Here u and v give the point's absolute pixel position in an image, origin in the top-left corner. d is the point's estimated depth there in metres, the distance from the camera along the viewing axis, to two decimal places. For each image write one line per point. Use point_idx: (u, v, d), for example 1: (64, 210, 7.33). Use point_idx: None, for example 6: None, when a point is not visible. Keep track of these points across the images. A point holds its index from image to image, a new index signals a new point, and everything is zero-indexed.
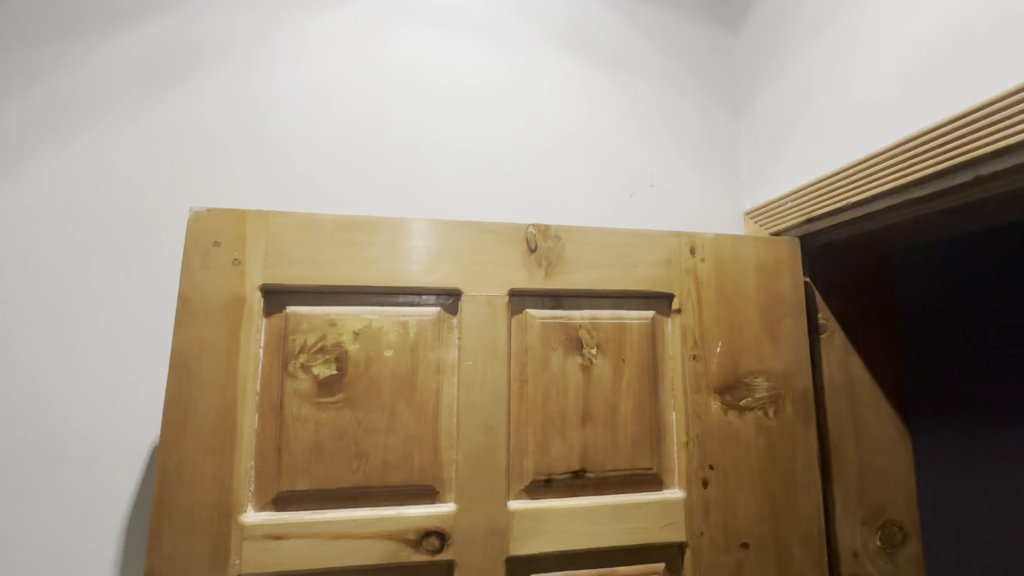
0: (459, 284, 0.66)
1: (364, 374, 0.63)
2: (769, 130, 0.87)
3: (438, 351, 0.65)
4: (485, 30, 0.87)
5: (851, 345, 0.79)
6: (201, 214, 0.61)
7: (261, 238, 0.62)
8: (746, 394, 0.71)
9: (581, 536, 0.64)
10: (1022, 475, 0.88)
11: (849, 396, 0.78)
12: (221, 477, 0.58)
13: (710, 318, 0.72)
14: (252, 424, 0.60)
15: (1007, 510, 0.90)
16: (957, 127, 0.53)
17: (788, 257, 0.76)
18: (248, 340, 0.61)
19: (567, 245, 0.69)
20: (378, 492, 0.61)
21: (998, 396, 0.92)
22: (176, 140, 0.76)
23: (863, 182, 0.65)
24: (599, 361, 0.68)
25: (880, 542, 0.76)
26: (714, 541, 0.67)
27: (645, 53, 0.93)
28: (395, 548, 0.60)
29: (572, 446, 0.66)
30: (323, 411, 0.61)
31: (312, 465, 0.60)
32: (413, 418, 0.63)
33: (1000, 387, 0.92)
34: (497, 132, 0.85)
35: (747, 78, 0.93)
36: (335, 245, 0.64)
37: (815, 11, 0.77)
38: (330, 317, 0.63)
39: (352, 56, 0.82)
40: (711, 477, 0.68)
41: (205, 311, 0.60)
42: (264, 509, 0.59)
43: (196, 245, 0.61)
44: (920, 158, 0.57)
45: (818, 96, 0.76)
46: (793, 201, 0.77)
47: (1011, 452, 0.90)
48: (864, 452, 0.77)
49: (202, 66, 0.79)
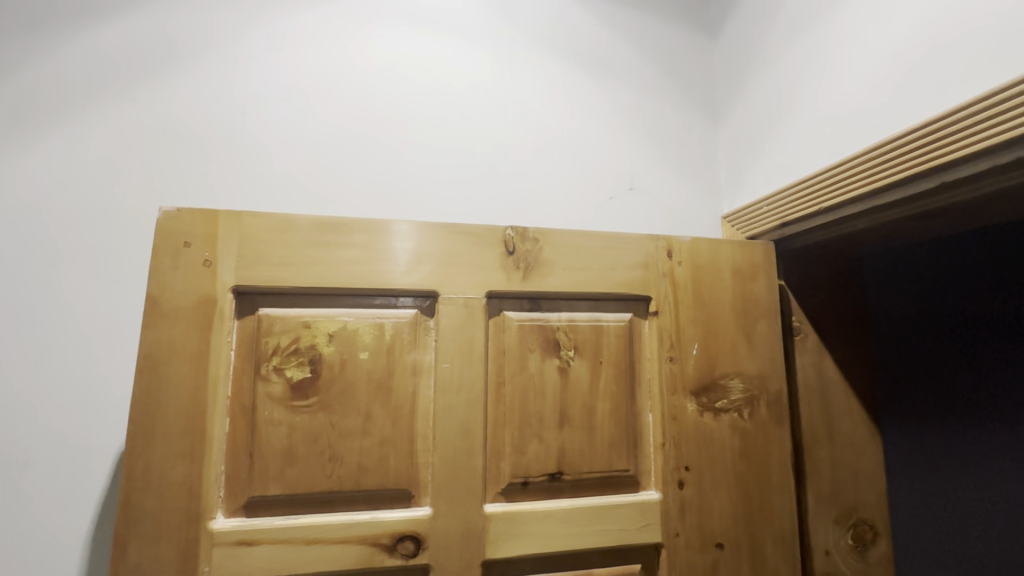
0: (437, 286, 0.66)
1: (339, 377, 0.62)
2: (745, 135, 0.88)
3: (415, 354, 0.65)
4: (466, 31, 0.87)
5: (824, 346, 0.81)
6: (171, 213, 0.60)
7: (233, 239, 0.61)
8: (721, 396, 0.72)
9: (558, 539, 0.64)
10: (986, 475, 0.91)
11: (822, 397, 0.79)
12: (189, 482, 0.57)
13: (686, 321, 0.73)
14: (223, 428, 0.59)
15: (972, 509, 0.92)
16: (921, 135, 0.55)
17: (763, 261, 0.77)
18: (219, 343, 0.60)
19: (545, 247, 0.69)
20: (352, 496, 0.61)
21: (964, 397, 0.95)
22: (148, 139, 0.75)
23: (835, 188, 0.66)
24: (577, 364, 0.68)
25: (852, 541, 0.77)
26: (690, 542, 0.68)
27: (625, 57, 0.94)
28: (370, 552, 0.60)
29: (549, 448, 0.66)
30: (296, 415, 0.60)
31: (284, 470, 0.59)
32: (389, 420, 0.62)
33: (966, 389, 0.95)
34: (477, 134, 0.85)
35: (726, 82, 0.94)
36: (309, 246, 0.63)
37: (790, 19, 0.79)
38: (304, 319, 0.63)
39: (330, 54, 0.81)
40: (687, 478, 0.69)
41: (175, 313, 0.59)
42: (234, 514, 0.58)
43: (165, 246, 0.59)
44: (886, 165, 0.59)
45: (793, 103, 0.78)
46: (768, 205, 0.79)
47: (976, 452, 0.92)
48: (836, 452, 0.78)
49: (176, 63, 0.77)
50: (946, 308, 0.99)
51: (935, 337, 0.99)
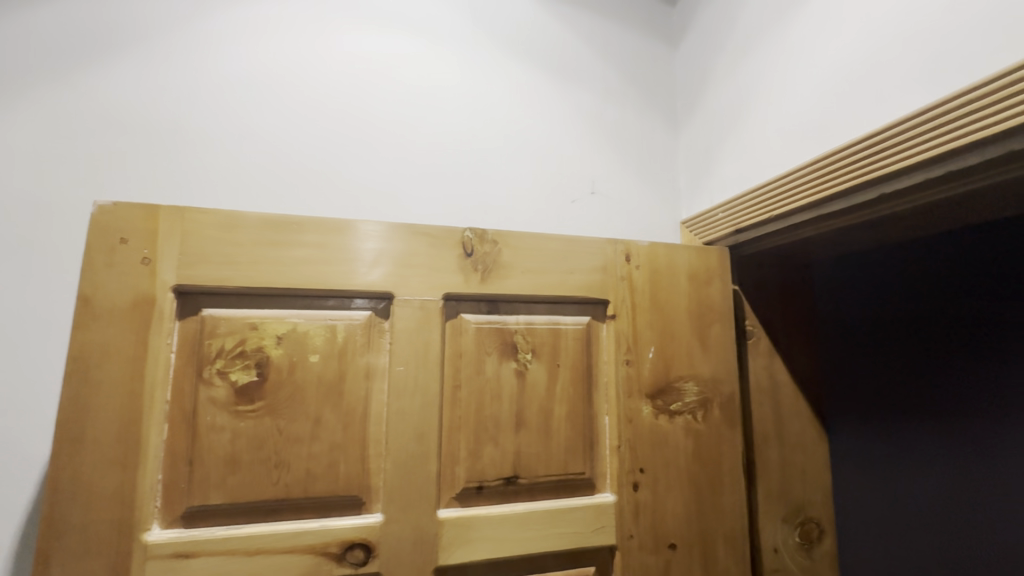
0: (392, 287, 0.64)
1: (287, 381, 0.60)
2: (704, 143, 0.90)
3: (368, 357, 0.63)
4: (430, 29, 0.86)
5: (776, 350, 0.83)
6: (107, 208, 0.57)
7: (176, 236, 0.58)
8: (676, 398, 0.73)
9: (512, 543, 0.64)
10: (922, 473, 0.96)
11: (773, 399, 0.81)
12: (122, 492, 0.54)
13: (643, 324, 0.73)
14: (160, 435, 0.56)
15: (910, 505, 0.98)
16: (865, 148, 0.57)
17: (718, 266, 0.79)
18: (158, 345, 0.57)
19: (504, 250, 0.69)
20: (300, 504, 0.59)
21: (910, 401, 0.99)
22: (87, 129, 0.71)
23: (786, 196, 0.68)
24: (534, 367, 0.68)
25: (799, 538, 0.79)
26: (643, 544, 0.68)
27: (589, 62, 0.94)
28: (317, 562, 0.58)
29: (505, 452, 0.65)
30: (241, 420, 0.58)
31: (227, 478, 0.57)
32: (340, 425, 0.61)
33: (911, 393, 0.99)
34: (440, 134, 0.84)
35: (686, 90, 0.96)
36: (258, 245, 0.60)
37: (746, 31, 0.81)
38: (251, 321, 0.60)
39: (288, 47, 0.79)
40: (641, 480, 0.69)
41: (109, 314, 0.56)
42: (171, 525, 0.55)
43: (100, 242, 0.56)
44: (833, 175, 0.61)
45: (748, 113, 0.80)
46: (724, 212, 0.80)
47: (916, 452, 0.97)
48: (786, 453, 0.81)
49: (119, 50, 0.73)
50: (906, 313, 1.02)
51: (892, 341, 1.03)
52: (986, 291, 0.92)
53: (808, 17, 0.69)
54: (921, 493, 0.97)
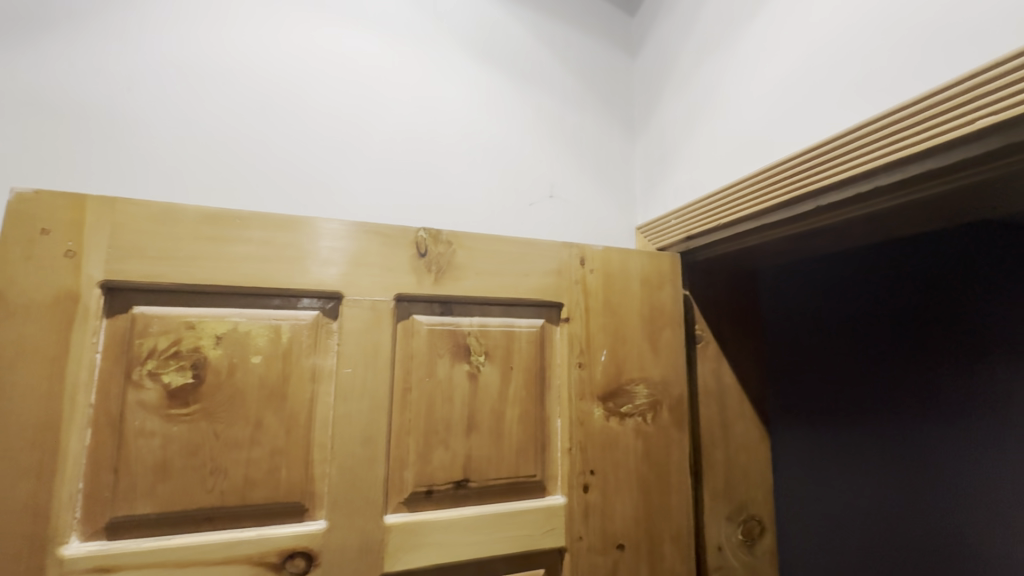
0: (341, 287, 0.62)
1: (226, 383, 0.57)
2: (659, 151, 0.93)
3: (315, 358, 0.61)
4: (388, 24, 0.84)
5: (723, 354, 0.86)
6: (25, 195, 0.52)
7: (105, 227, 0.55)
8: (627, 401, 0.74)
9: (459, 548, 0.63)
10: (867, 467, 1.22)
11: (720, 401, 0.84)
12: (35, 504, 0.50)
13: (597, 327, 0.74)
14: (82, 441, 0.52)
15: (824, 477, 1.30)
16: (803, 162, 0.60)
17: (669, 271, 0.81)
18: (81, 344, 0.53)
19: (458, 251, 0.68)
20: (237, 512, 0.56)
21: (859, 402, 1.24)
22: (11, 112, 0.65)
23: (732, 206, 0.70)
24: (487, 369, 0.68)
25: (742, 536, 0.82)
26: (592, 545, 0.69)
27: (550, 67, 0.95)
28: (254, 572, 0.55)
29: (456, 455, 0.65)
30: (174, 424, 0.55)
31: (157, 486, 0.54)
32: (283, 429, 0.58)
33: (861, 394, 1.24)
34: (396, 133, 0.82)
35: (643, 99, 0.99)
36: (196, 240, 0.57)
37: (699, 45, 0.83)
38: (188, 320, 0.57)
39: (236, 34, 0.76)
40: (592, 482, 0.70)
41: (25, 310, 0.51)
42: (92, 538, 0.52)
43: (18, 232, 0.52)
44: (773, 188, 0.63)
45: (700, 124, 0.82)
46: (676, 219, 0.82)
47: (864, 445, 1.23)
48: (731, 453, 0.83)
49: (48, 28, 0.68)
50: (856, 321, 1.27)
51: (853, 347, 1.26)
52: (922, 313, 1.16)
53: (752, 34, 0.72)
54: (868, 480, 1.22)
